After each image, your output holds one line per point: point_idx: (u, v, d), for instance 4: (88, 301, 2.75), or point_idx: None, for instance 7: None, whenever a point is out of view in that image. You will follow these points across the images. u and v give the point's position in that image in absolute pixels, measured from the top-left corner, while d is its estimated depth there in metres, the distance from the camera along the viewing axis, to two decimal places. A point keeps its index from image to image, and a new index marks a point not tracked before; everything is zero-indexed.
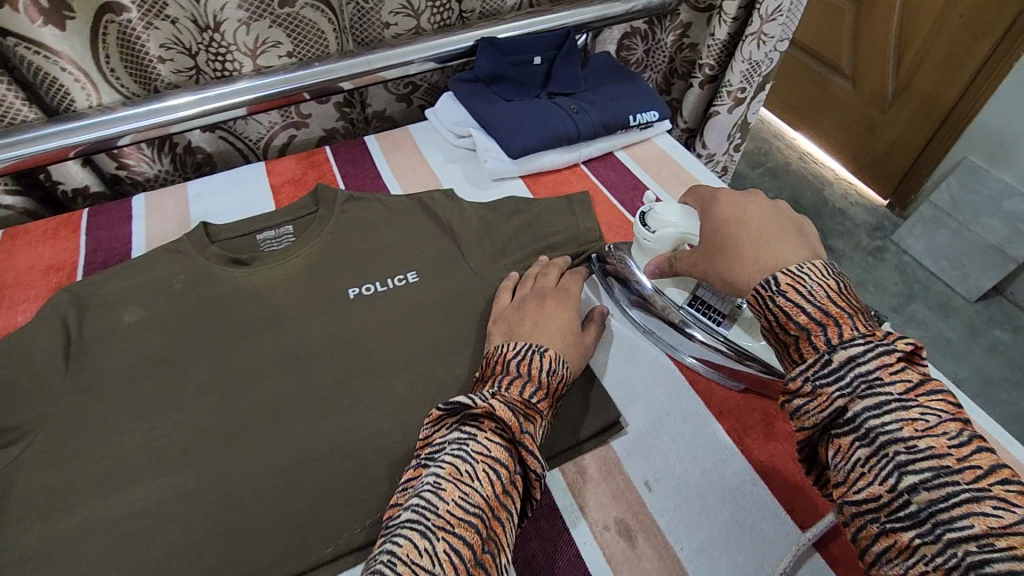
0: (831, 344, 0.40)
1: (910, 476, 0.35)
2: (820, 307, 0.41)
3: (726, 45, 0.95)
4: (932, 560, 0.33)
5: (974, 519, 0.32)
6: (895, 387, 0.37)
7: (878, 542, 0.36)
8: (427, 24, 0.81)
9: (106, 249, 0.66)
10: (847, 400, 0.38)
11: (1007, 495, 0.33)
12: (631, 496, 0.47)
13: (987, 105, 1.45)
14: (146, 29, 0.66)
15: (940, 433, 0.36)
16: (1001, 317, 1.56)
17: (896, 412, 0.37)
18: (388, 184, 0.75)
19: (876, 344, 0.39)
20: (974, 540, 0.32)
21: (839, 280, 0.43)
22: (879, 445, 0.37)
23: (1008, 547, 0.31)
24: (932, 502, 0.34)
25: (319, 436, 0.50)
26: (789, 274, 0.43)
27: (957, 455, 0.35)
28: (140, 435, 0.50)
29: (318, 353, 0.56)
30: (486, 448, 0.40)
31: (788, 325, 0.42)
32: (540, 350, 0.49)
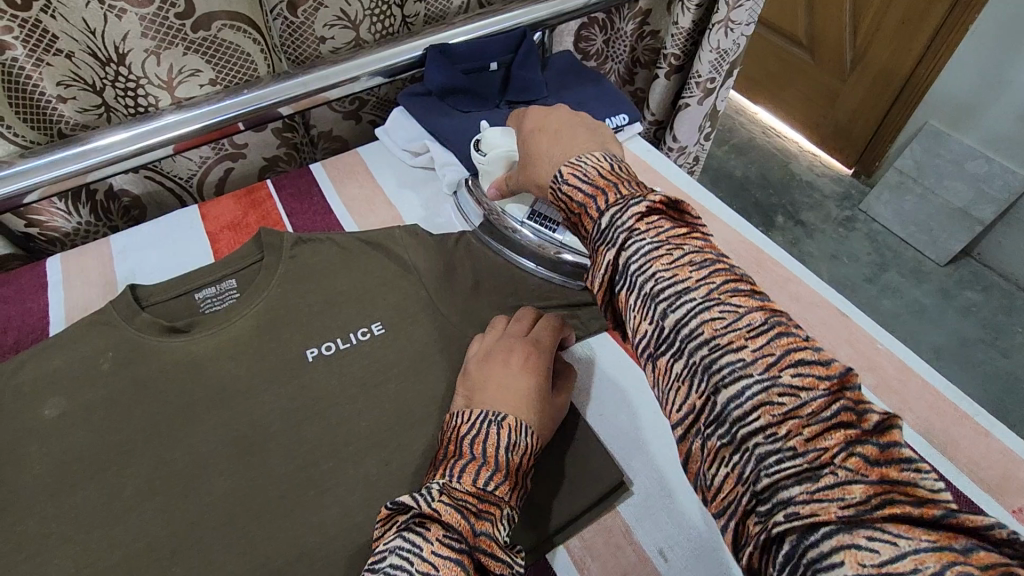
0: (600, 211, 0.38)
1: (659, 304, 0.33)
2: (592, 184, 0.40)
3: (691, 33, 0.89)
4: (679, 378, 0.33)
5: (705, 328, 0.32)
6: (648, 233, 0.36)
7: (655, 381, 0.35)
8: (368, 35, 0.73)
9: (19, 327, 0.57)
10: (616, 254, 0.36)
11: (733, 299, 0.32)
12: (646, 569, 0.43)
13: (946, 68, 1.44)
14: (36, 67, 0.56)
15: (685, 263, 0.34)
16: (972, 279, 1.57)
17: (650, 254, 0.35)
18: (341, 220, 0.68)
19: (630, 202, 0.37)
20: (707, 346, 0.31)
21: (614, 164, 0.43)
22: (640, 287, 0.35)
23: (731, 345, 0.31)
24: (676, 321, 0.33)
25: (283, 540, 0.44)
26: (570, 164, 0.43)
27: (697, 277, 0.33)
28: (69, 560, 0.43)
29: (276, 433, 0.49)
30: (433, 565, 0.34)
31: (572, 205, 0.42)
32: (498, 420, 0.43)
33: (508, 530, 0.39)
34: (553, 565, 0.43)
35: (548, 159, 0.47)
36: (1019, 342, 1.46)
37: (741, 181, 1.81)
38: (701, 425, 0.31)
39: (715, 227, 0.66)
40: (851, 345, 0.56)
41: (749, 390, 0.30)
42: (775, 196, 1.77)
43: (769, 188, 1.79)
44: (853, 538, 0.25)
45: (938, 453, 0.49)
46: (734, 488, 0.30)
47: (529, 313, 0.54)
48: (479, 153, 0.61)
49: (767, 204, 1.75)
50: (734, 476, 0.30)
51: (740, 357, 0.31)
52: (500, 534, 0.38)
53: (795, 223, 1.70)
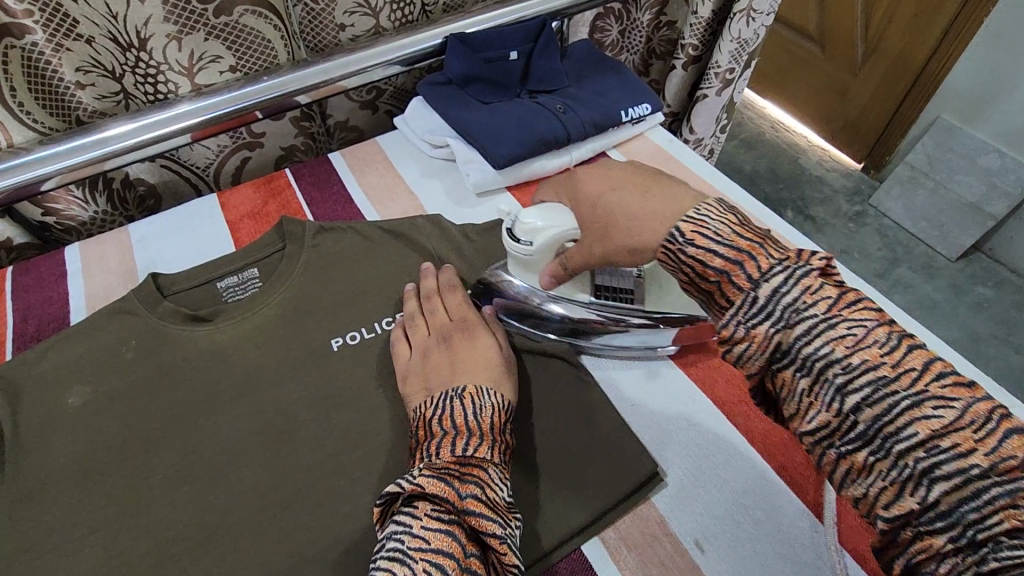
0: (753, 279, 0.38)
1: (852, 396, 0.34)
2: (730, 245, 0.39)
3: (710, 23, 0.88)
4: (885, 475, 0.33)
5: (918, 426, 0.32)
6: (817, 308, 0.36)
7: (835, 466, 0.36)
8: (387, 22, 0.72)
9: (39, 315, 0.56)
10: (780, 333, 0.36)
11: (944, 392, 0.33)
12: (682, 562, 0.43)
13: (959, 62, 1.43)
14: (56, 51, 0.56)
15: (871, 344, 0.35)
16: (983, 275, 1.56)
17: (825, 334, 0.35)
18: (362, 209, 0.67)
19: (792, 270, 0.37)
20: (921, 447, 0.32)
21: (737, 215, 0.42)
22: (819, 372, 0.35)
23: (953, 446, 0.32)
24: (878, 416, 0.34)
25: (314, 530, 0.44)
26: (690, 220, 0.41)
27: (892, 363, 0.34)
28: (98, 550, 0.43)
29: (303, 423, 0.48)
30: (424, 540, 0.36)
31: (704, 271, 0.40)
32: (456, 393, 0.44)
33: (503, 486, 0.41)
34: (588, 555, 0.43)
35: (654, 213, 0.44)
36: None
37: (751, 175, 1.80)
38: (916, 519, 0.32)
39: None
40: None
41: (983, 491, 0.31)
42: (784, 191, 1.76)
43: (778, 183, 1.78)
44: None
45: None
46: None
47: (442, 282, 0.55)
48: (517, 241, 0.50)
49: (777, 199, 1.74)
50: (962, 569, 0.31)
51: (971, 462, 0.31)
52: (490, 492, 0.39)
53: (804, 218, 1.69)
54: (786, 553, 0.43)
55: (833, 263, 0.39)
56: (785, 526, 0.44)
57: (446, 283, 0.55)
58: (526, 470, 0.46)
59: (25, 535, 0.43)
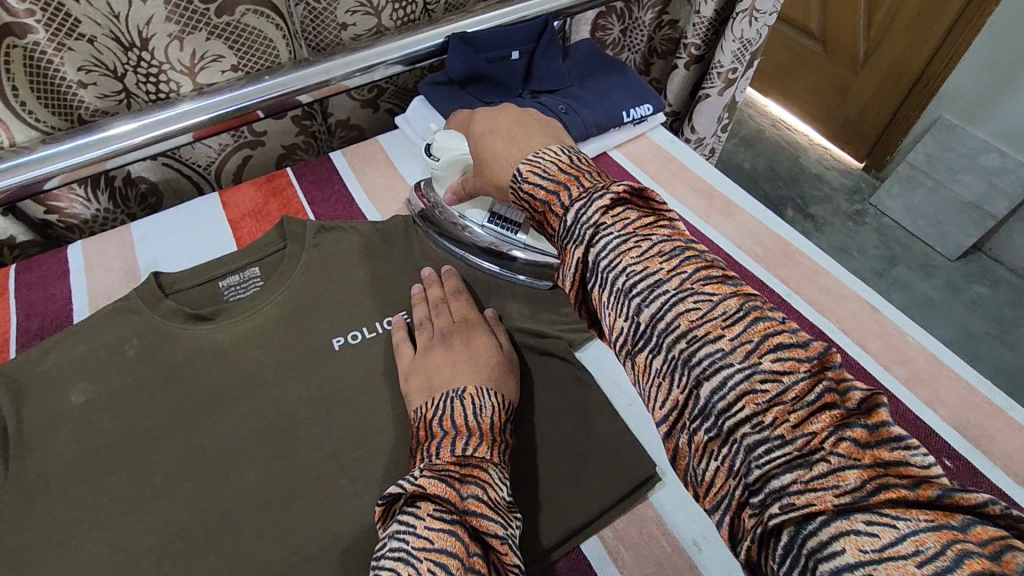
0: (564, 207, 0.38)
1: (632, 300, 0.33)
2: (552, 180, 0.40)
3: (713, 23, 0.88)
4: (659, 373, 0.32)
5: (681, 320, 0.31)
6: (614, 227, 0.35)
7: (634, 375, 0.34)
8: (389, 22, 0.72)
9: (43, 313, 0.57)
10: (583, 250, 0.36)
11: (704, 287, 0.32)
12: (680, 562, 0.43)
13: (961, 61, 1.43)
14: (58, 50, 0.56)
15: (654, 254, 0.34)
16: (982, 274, 1.56)
17: (617, 247, 0.34)
18: (363, 209, 0.67)
19: (593, 194, 0.37)
20: (682, 338, 0.31)
21: (574, 156, 0.42)
22: (612, 283, 0.34)
23: (707, 335, 0.31)
24: (652, 315, 0.32)
25: (314, 528, 0.44)
26: (528, 161, 0.42)
27: (668, 267, 0.33)
28: (102, 547, 0.43)
29: (304, 421, 0.49)
30: (427, 540, 0.35)
31: (536, 204, 0.41)
32: (457, 394, 0.45)
33: (502, 487, 0.41)
34: (586, 553, 0.44)
35: (507, 160, 0.46)
36: None
37: (751, 173, 1.80)
38: (685, 417, 0.31)
39: (740, 221, 0.67)
40: (881, 339, 0.56)
41: (729, 380, 0.30)
42: (784, 189, 1.76)
43: (778, 181, 1.78)
44: (851, 525, 0.25)
45: (974, 447, 0.49)
46: (725, 480, 0.29)
47: (447, 289, 0.56)
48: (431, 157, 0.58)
49: (776, 197, 1.74)
50: (725, 469, 0.30)
51: (719, 347, 0.30)
52: (491, 492, 0.39)
53: (804, 216, 1.69)
54: None
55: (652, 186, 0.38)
56: None
57: (452, 290, 0.56)
58: (524, 469, 0.46)
59: (29, 532, 0.43)
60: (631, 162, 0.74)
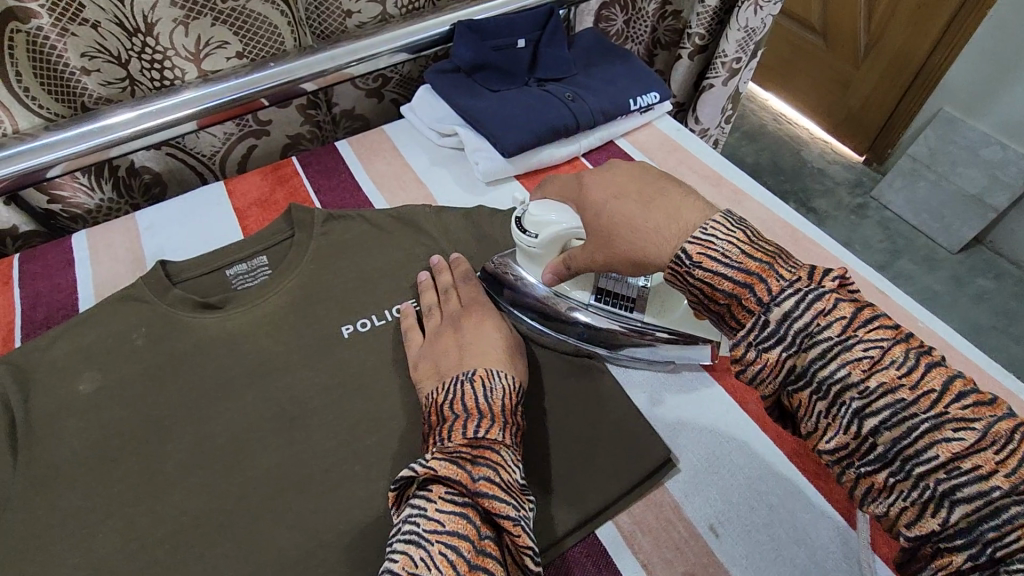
0: (764, 302, 0.37)
1: (870, 419, 0.33)
2: (740, 266, 0.38)
3: (717, 12, 0.88)
4: (906, 496, 0.33)
5: (938, 449, 0.32)
6: (831, 329, 0.35)
7: (854, 485, 0.35)
8: (394, 9, 0.71)
9: (48, 302, 0.56)
10: (793, 356, 0.36)
11: (963, 412, 0.32)
12: (697, 546, 0.43)
13: (962, 54, 1.43)
14: (61, 36, 0.55)
15: (888, 365, 0.34)
16: (984, 267, 1.56)
17: (841, 357, 0.34)
18: (370, 197, 0.66)
19: (806, 293, 0.36)
20: (941, 468, 0.32)
21: (747, 229, 0.40)
22: (834, 395, 0.35)
23: (973, 467, 0.31)
24: (896, 438, 0.33)
25: (329, 514, 0.44)
26: (697, 241, 0.40)
27: (910, 384, 0.33)
28: (114, 534, 0.43)
29: (316, 409, 0.48)
30: (438, 523, 0.36)
31: (714, 293, 0.39)
32: (468, 376, 0.45)
33: (516, 468, 0.41)
34: (602, 537, 0.43)
35: (660, 234, 0.42)
36: None
37: (753, 168, 1.80)
38: (936, 537, 0.32)
39: (749, 208, 0.67)
40: None
41: (1003, 509, 0.30)
42: (786, 183, 1.76)
43: (780, 175, 1.78)
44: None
45: None
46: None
47: (455, 275, 0.55)
48: (524, 233, 0.51)
49: (778, 191, 1.74)
50: None
51: (992, 483, 0.31)
52: (502, 473, 0.39)
53: (806, 210, 1.69)
54: (799, 539, 0.43)
55: (849, 276, 0.38)
56: (798, 513, 0.44)
57: (460, 275, 0.55)
58: (539, 455, 0.46)
59: (40, 519, 0.43)
60: (638, 151, 0.74)
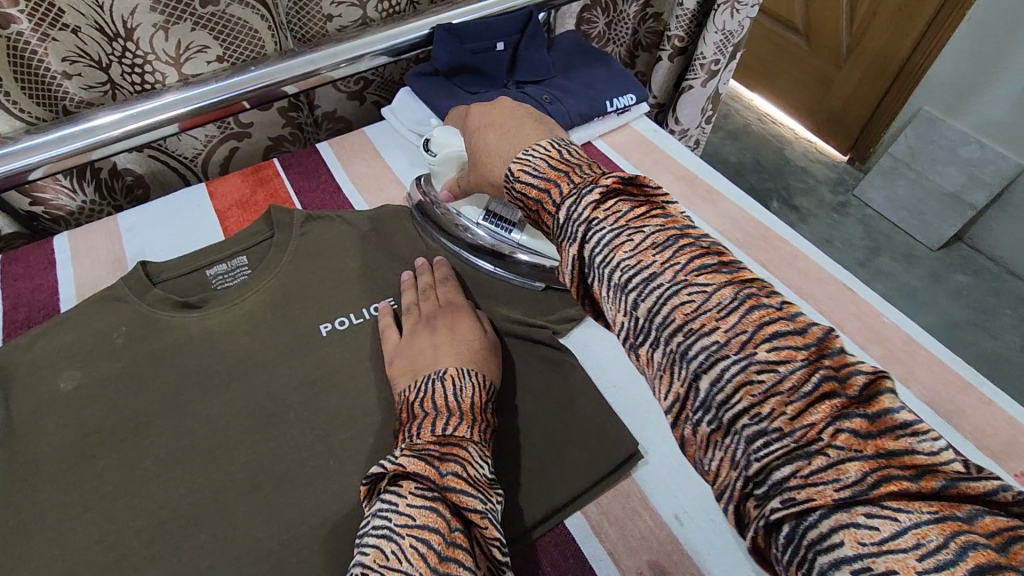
0: (557, 204, 0.38)
1: (630, 294, 0.33)
2: (544, 176, 0.40)
3: (695, 15, 0.90)
4: (660, 367, 0.33)
5: (676, 313, 0.32)
6: (607, 220, 0.35)
7: (639, 366, 0.35)
8: (375, 13, 0.73)
9: (29, 303, 0.57)
10: (576, 248, 0.36)
11: (700, 279, 0.32)
12: (662, 535, 0.44)
13: (941, 55, 1.46)
14: (42, 41, 0.56)
15: (647, 246, 0.34)
16: (963, 264, 1.59)
17: (612, 241, 0.34)
18: (350, 198, 0.68)
19: (583, 190, 0.37)
20: (681, 333, 0.32)
21: (564, 150, 0.42)
22: (608, 279, 0.34)
23: (709, 332, 0.31)
24: (650, 310, 0.33)
25: (304, 507, 0.45)
26: (518, 160, 0.42)
27: (661, 260, 0.33)
28: (93, 529, 0.44)
29: (293, 405, 0.50)
30: (409, 517, 0.35)
31: (528, 202, 0.41)
32: (441, 375, 0.46)
33: (484, 463, 0.41)
34: (570, 528, 0.45)
35: (499, 154, 0.46)
36: (1007, 323, 1.48)
37: (737, 166, 1.82)
38: (687, 409, 0.32)
39: (721, 207, 0.68)
40: (857, 319, 0.57)
41: (727, 373, 0.30)
42: (770, 182, 1.78)
43: (764, 173, 1.80)
44: (850, 517, 0.25)
45: (946, 422, 0.50)
46: (728, 472, 0.30)
47: (436, 275, 0.57)
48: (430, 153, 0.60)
49: (762, 189, 1.76)
50: (727, 461, 0.30)
51: (714, 339, 0.31)
52: (471, 468, 0.40)
53: (789, 208, 1.71)
54: None
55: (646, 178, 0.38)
56: None
57: (441, 277, 0.57)
58: (510, 448, 0.47)
59: (20, 514, 0.44)
60: (616, 152, 0.75)
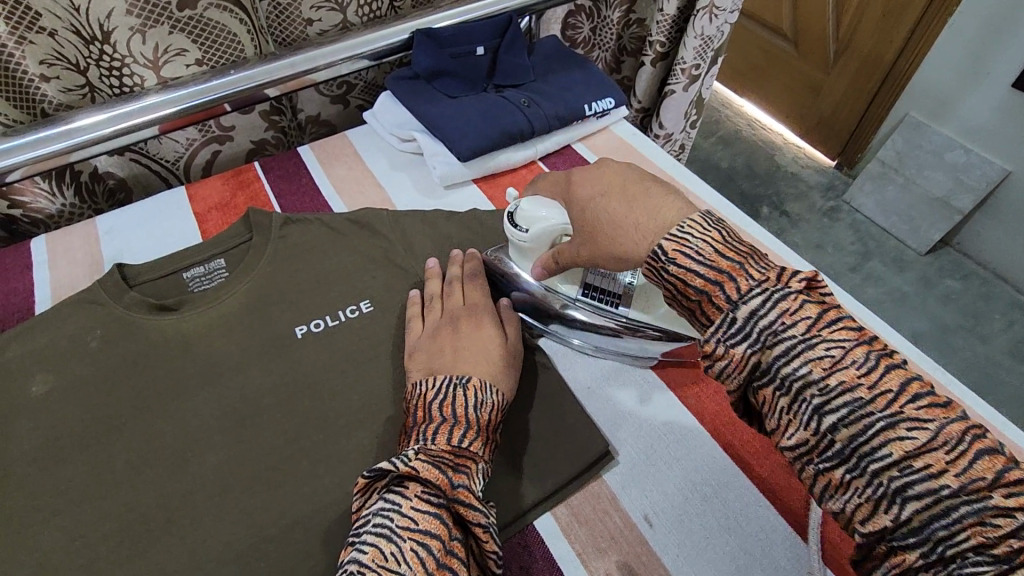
0: (732, 300, 0.38)
1: (829, 415, 0.34)
2: (711, 265, 0.39)
3: (677, 20, 0.91)
4: (861, 492, 0.33)
5: (892, 446, 0.33)
6: (796, 329, 0.36)
7: (814, 481, 0.36)
8: (355, 18, 0.73)
9: (4, 304, 0.57)
10: (758, 353, 0.37)
11: (917, 411, 0.33)
12: (632, 535, 0.45)
13: (926, 60, 1.47)
14: (19, 44, 0.56)
15: (848, 364, 0.35)
16: (951, 267, 1.60)
17: (803, 354, 0.35)
18: (329, 201, 0.68)
19: (770, 292, 0.38)
20: (895, 466, 0.32)
21: (721, 228, 0.42)
22: (795, 390, 0.35)
23: (925, 466, 0.32)
24: (854, 436, 0.34)
25: (275, 510, 0.45)
26: (673, 238, 0.41)
27: (868, 383, 0.34)
28: (62, 532, 0.43)
29: (267, 408, 0.50)
30: (413, 521, 0.36)
31: (687, 289, 0.41)
32: (462, 383, 0.45)
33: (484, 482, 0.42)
34: (540, 529, 0.45)
35: (634, 228, 0.44)
36: (996, 327, 1.49)
37: (728, 172, 1.83)
38: (889, 536, 0.33)
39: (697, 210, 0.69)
40: None
41: (955, 510, 0.31)
42: (761, 187, 1.79)
43: (754, 179, 1.81)
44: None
45: None
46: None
47: (466, 271, 0.57)
48: (514, 228, 0.53)
49: (753, 195, 1.77)
50: None
51: (942, 481, 0.31)
52: (475, 485, 0.40)
53: (780, 213, 1.72)
54: (729, 529, 0.45)
55: (817, 278, 0.39)
56: (731, 503, 0.46)
57: (469, 271, 0.57)
58: None
59: None
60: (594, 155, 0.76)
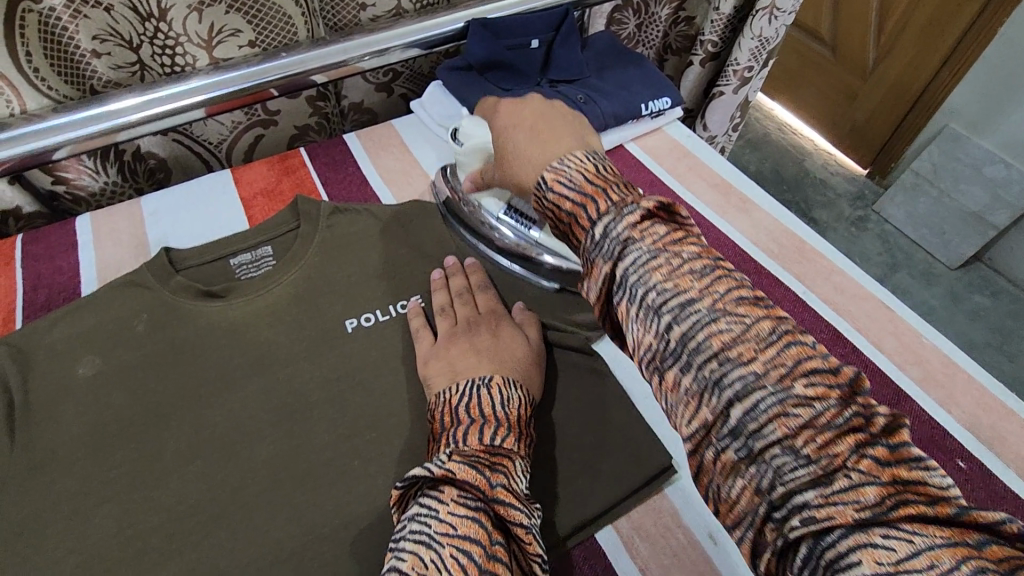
0: (591, 219, 0.36)
1: (664, 315, 0.32)
2: (579, 190, 0.38)
3: (731, 20, 0.88)
4: (688, 390, 0.31)
5: (713, 339, 0.31)
6: (645, 241, 0.34)
7: (660, 393, 0.33)
8: (408, 4, 0.71)
9: (49, 284, 0.56)
10: (611, 265, 0.35)
11: (736, 308, 0.32)
12: (695, 555, 0.43)
13: (972, 69, 1.42)
14: (73, 17, 0.55)
15: (686, 272, 0.33)
16: (981, 284, 1.57)
17: (648, 262, 0.33)
18: (377, 192, 0.66)
19: (624, 209, 0.36)
20: (715, 358, 0.31)
21: (602, 164, 0.40)
22: (641, 298, 0.33)
23: (739, 356, 0.30)
24: (683, 334, 0.32)
25: (326, 509, 0.44)
26: (552, 170, 0.40)
27: (700, 286, 0.32)
28: (110, 522, 0.42)
29: (316, 404, 0.48)
30: (450, 526, 0.34)
31: (560, 215, 0.39)
32: (485, 382, 0.44)
33: (525, 481, 0.40)
34: (601, 542, 0.44)
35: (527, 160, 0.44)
36: None
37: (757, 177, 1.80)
38: (713, 436, 0.30)
39: (757, 218, 0.67)
40: (897, 339, 0.56)
41: (762, 401, 0.29)
42: (790, 193, 1.76)
43: (783, 185, 1.78)
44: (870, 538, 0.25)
45: (988, 449, 0.49)
46: (751, 498, 0.28)
47: (471, 282, 0.56)
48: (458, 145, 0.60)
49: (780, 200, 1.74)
50: (750, 489, 0.28)
51: (751, 369, 0.30)
52: (515, 484, 0.38)
53: (808, 221, 1.69)
54: None
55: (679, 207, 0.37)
56: None
57: (474, 281, 0.56)
58: (540, 458, 0.46)
59: (35, 504, 0.43)
60: (648, 156, 0.74)
